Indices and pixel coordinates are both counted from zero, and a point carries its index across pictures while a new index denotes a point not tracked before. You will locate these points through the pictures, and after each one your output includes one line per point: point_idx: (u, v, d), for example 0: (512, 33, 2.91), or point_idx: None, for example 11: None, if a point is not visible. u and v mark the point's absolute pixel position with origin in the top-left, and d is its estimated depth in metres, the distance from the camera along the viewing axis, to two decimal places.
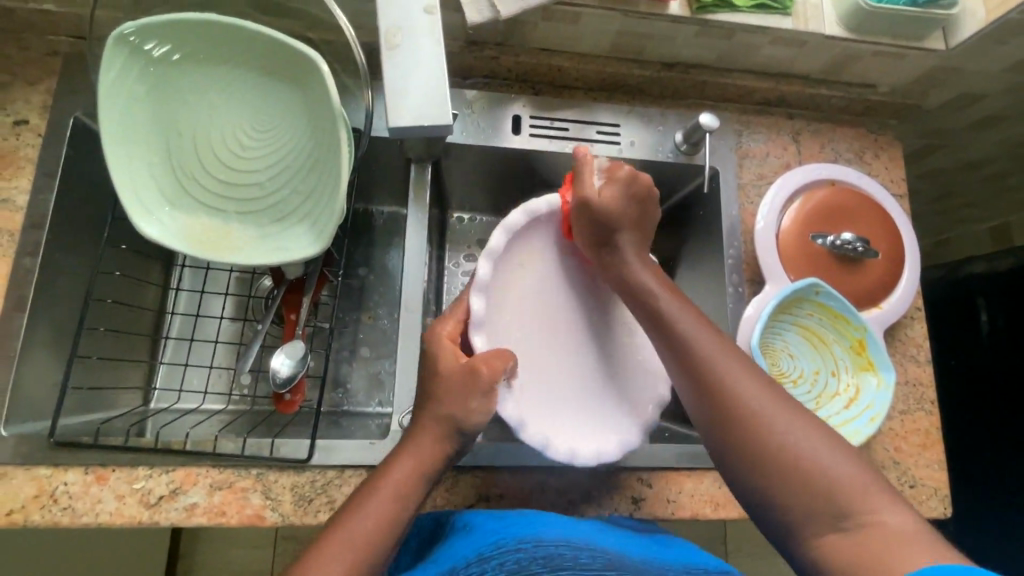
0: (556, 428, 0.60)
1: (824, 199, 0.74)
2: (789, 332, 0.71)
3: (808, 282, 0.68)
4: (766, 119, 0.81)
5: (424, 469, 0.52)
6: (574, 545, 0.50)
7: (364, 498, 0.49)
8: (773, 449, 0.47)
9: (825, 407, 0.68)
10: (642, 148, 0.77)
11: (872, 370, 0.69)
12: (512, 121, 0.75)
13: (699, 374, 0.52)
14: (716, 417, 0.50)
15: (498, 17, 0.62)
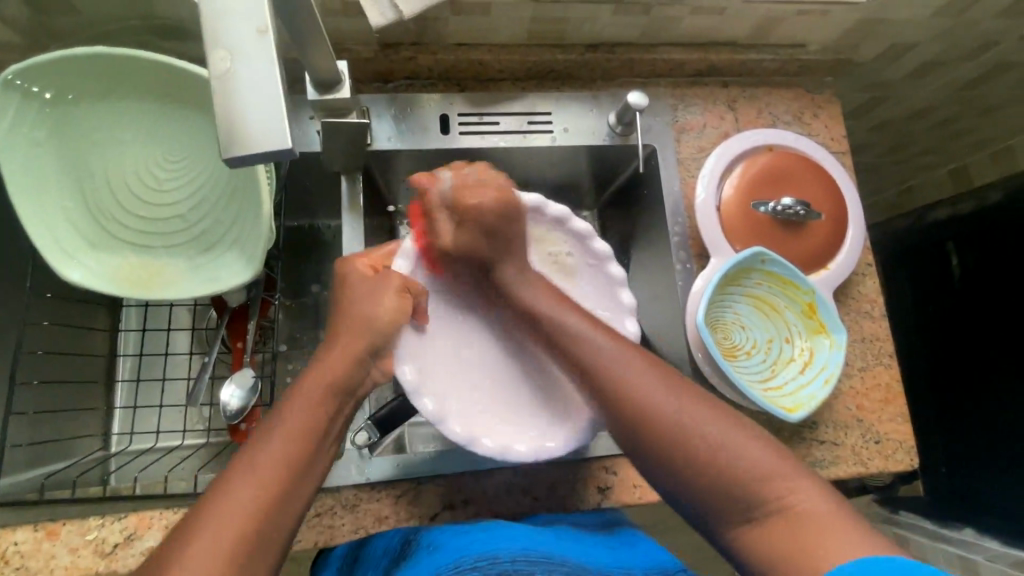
0: (485, 425, 0.59)
1: (763, 166, 0.74)
2: (740, 304, 0.71)
3: (753, 252, 0.67)
4: (701, 90, 0.80)
5: (325, 390, 0.50)
6: (532, 559, 0.50)
7: (262, 436, 0.46)
8: (683, 449, 0.48)
9: (780, 374, 0.68)
10: (576, 134, 0.76)
11: (825, 332, 0.69)
12: (440, 121, 0.73)
13: (604, 384, 0.52)
14: (631, 428, 0.51)
15: (402, 17, 0.60)
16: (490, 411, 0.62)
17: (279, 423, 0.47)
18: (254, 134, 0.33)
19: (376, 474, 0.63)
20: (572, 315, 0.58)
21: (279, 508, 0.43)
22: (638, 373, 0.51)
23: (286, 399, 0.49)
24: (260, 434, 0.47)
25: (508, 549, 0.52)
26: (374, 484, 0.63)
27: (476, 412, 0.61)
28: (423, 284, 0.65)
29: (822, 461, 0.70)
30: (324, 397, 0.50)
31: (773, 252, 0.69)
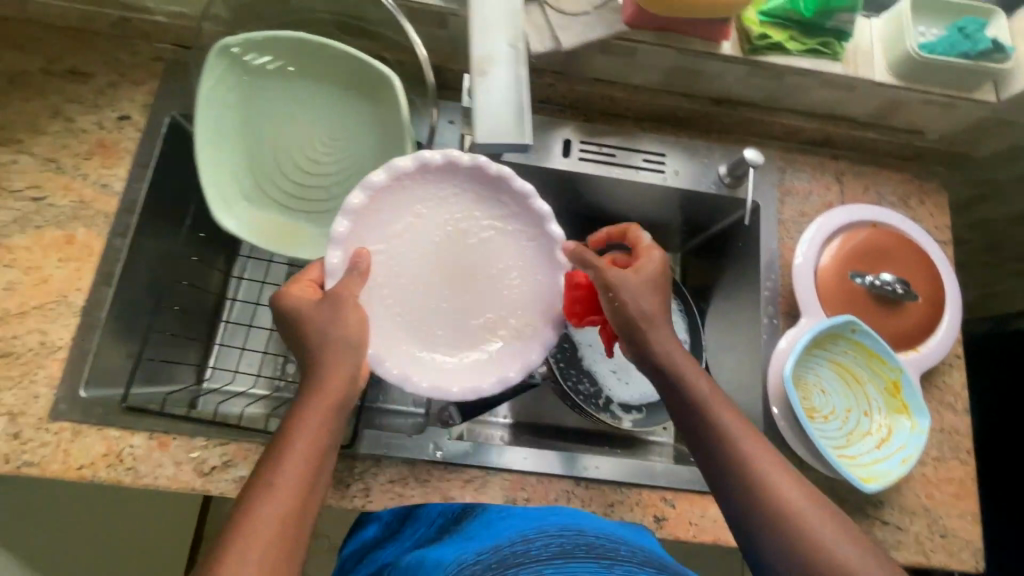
0: (457, 373, 0.60)
1: (865, 239, 0.76)
2: (823, 371, 0.71)
3: (845, 320, 0.69)
4: (811, 158, 0.83)
5: (334, 413, 0.52)
6: (607, 537, 0.54)
7: (274, 465, 0.49)
8: (787, 524, 0.51)
9: (855, 445, 0.68)
10: (685, 178, 0.80)
11: (906, 413, 0.69)
12: (562, 144, 0.79)
13: (728, 475, 0.55)
14: (745, 513, 0.53)
15: (559, 48, 0.66)
16: (446, 347, 0.62)
17: (289, 445, 0.50)
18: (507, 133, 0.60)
19: (451, 456, 0.67)
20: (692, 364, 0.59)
21: (302, 518, 0.48)
22: (765, 465, 0.54)
23: (287, 423, 0.51)
24: (272, 456, 0.49)
25: (586, 527, 0.55)
26: (447, 465, 0.67)
27: (433, 354, 0.61)
28: (376, 223, 0.60)
29: (883, 542, 0.70)
30: (327, 420, 0.52)
31: (863, 323, 0.71)
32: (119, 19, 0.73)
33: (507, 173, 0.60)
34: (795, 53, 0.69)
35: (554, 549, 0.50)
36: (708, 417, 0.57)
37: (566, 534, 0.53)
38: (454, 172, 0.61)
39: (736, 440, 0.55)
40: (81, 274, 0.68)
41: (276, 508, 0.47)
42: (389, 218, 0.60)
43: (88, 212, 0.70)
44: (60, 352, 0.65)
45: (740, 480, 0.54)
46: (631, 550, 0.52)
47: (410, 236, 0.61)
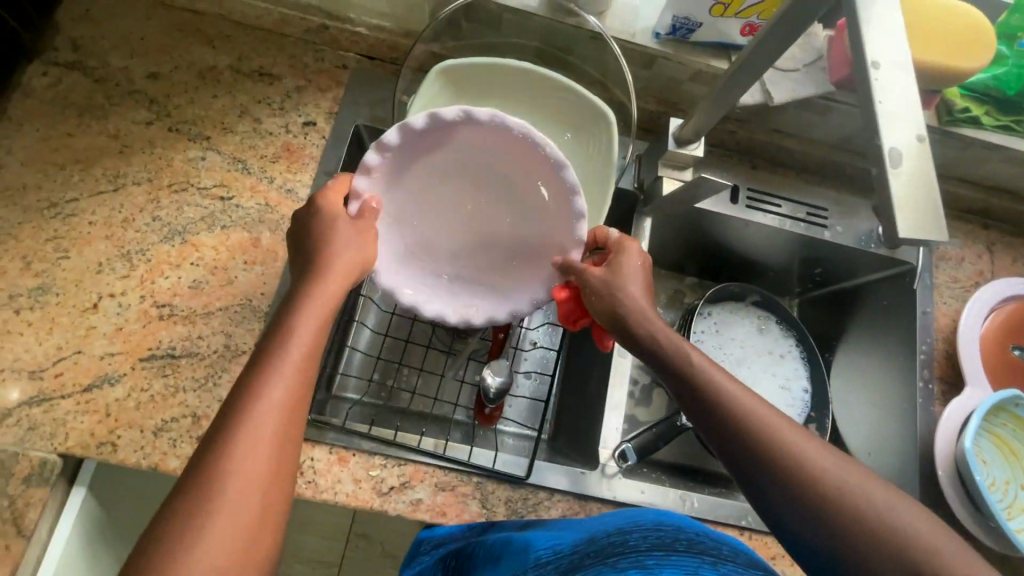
0: (418, 287, 0.62)
1: (1021, 313, 0.77)
2: (983, 443, 0.72)
3: (1013, 394, 0.70)
4: (964, 226, 0.84)
5: (330, 303, 0.48)
6: (713, 536, 0.46)
7: (267, 355, 0.43)
8: (822, 503, 0.42)
9: (1017, 518, 0.69)
10: (845, 235, 0.81)
11: None
12: (731, 190, 0.79)
13: (745, 460, 0.46)
14: (765, 495, 0.44)
15: (768, 102, 0.69)
16: (412, 261, 0.63)
17: (277, 355, 0.43)
18: (925, 226, 0.39)
19: (622, 494, 0.68)
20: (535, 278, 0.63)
21: (299, 412, 0.42)
22: (790, 441, 0.45)
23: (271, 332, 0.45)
24: (264, 347, 0.44)
25: (679, 518, 0.49)
26: (615, 504, 0.68)
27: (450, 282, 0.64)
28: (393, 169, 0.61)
29: None
30: (325, 325, 0.47)
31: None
32: (317, 25, 0.74)
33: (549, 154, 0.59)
34: (986, 128, 0.70)
35: (646, 541, 0.44)
36: (713, 388, 0.49)
37: (664, 526, 0.46)
38: (447, 152, 0.62)
39: (747, 411, 0.47)
40: (265, 278, 0.67)
41: (280, 394, 0.41)
42: (409, 173, 0.62)
43: (273, 216, 0.69)
44: (244, 356, 0.65)
45: (764, 466, 0.45)
46: (736, 551, 0.45)
47: (394, 173, 0.61)
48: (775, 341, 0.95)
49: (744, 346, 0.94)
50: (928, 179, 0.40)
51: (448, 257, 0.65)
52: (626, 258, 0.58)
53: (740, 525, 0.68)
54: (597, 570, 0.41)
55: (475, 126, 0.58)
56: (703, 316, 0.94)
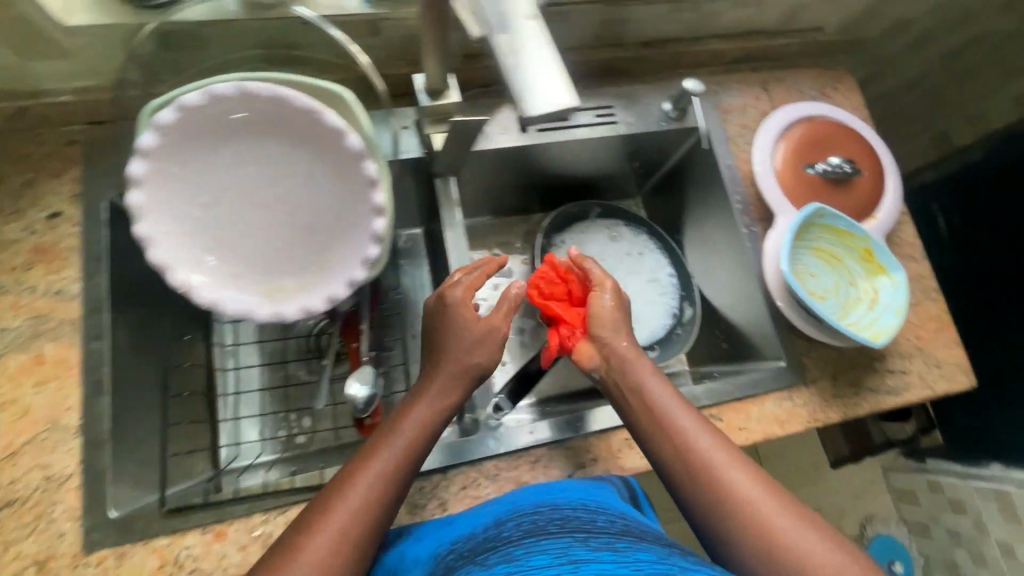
0: (248, 293, 0.64)
1: (806, 133, 0.83)
2: (806, 260, 0.78)
3: (811, 208, 0.75)
4: (737, 75, 0.89)
5: (418, 434, 0.59)
6: (589, 509, 0.55)
7: (368, 458, 0.56)
8: (738, 508, 0.57)
9: (852, 312, 0.77)
10: (637, 124, 0.84)
11: (884, 272, 0.77)
12: (518, 122, 0.81)
13: (667, 446, 0.62)
14: (675, 470, 0.61)
15: None
16: (231, 269, 0.64)
17: (358, 475, 0.55)
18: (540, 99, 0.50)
19: (511, 445, 0.68)
20: (353, 239, 0.66)
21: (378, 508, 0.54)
22: (700, 438, 0.61)
23: (359, 456, 0.57)
24: (375, 443, 0.58)
25: (561, 498, 0.56)
26: (513, 453, 0.68)
27: (276, 274, 0.66)
28: (165, 185, 0.60)
29: (895, 388, 0.79)
30: (406, 451, 0.57)
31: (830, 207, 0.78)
32: (15, 110, 0.67)
33: (306, 107, 0.60)
34: None
35: (521, 527, 0.50)
36: (652, 396, 0.65)
37: (540, 511, 0.53)
38: (213, 148, 0.61)
39: (696, 433, 0.62)
40: (64, 392, 0.61)
41: (358, 499, 0.53)
42: (183, 184, 0.61)
43: (49, 324, 0.63)
44: (72, 480, 0.59)
45: (699, 475, 0.60)
46: (612, 522, 0.52)
47: (168, 191, 0.60)
48: (630, 243, 0.99)
49: (605, 258, 0.97)
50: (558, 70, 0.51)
51: (263, 254, 0.65)
52: (601, 297, 0.72)
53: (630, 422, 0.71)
54: (467, 570, 0.45)
55: (224, 108, 0.59)
56: (558, 245, 0.96)
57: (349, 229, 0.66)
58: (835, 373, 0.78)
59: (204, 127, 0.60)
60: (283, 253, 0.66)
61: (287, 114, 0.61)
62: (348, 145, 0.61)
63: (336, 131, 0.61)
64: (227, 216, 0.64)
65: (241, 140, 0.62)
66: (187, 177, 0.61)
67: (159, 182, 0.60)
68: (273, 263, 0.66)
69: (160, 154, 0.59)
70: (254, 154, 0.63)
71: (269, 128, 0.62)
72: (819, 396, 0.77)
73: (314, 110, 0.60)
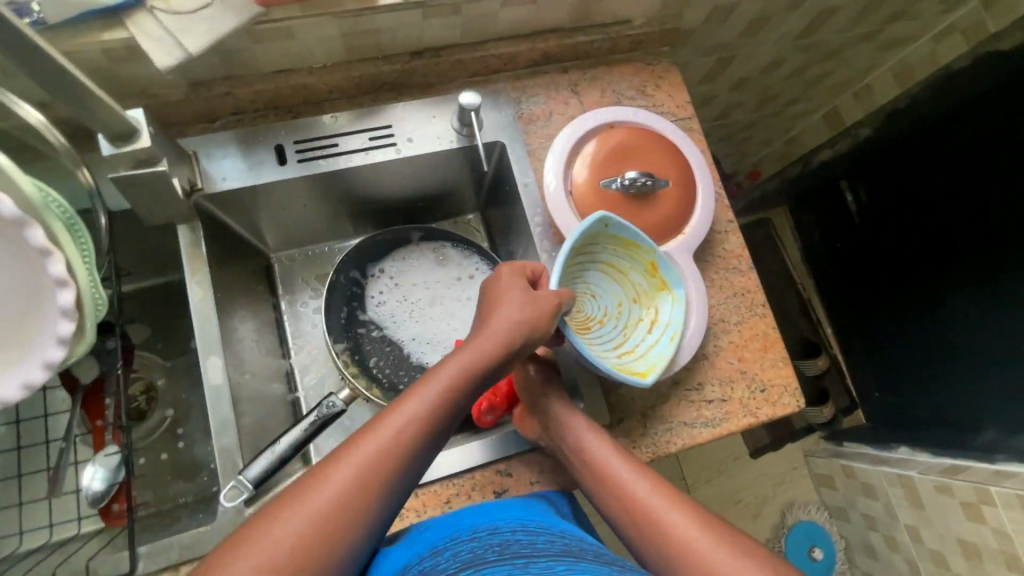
0: None
1: (607, 143, 0.75)
2: (582, 277, 0.69)
3: (598, 217, 0.64)
4: (541, 79, 0.80)
5: (421, 420, 0.52)
6: (528, 531, 0.54)
7: (348, 462, 0.48)
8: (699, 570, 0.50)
9: (632, 337, 0.69)
10: (420, 143, 0.75)
11: (667, 288, 0.70)
12: (274, 152, 0.71)
13: (593, 480, 0.60)
14: (609, 501, 0.59)
15: (191, 56, 0.57)
16: None
17: (336, 476, 0.47)
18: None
19: None
20: (48, 312, 0.56)
21: (334, 523, 0.46)
22: (617, 470, 0.59)
23: (315, 466, 0.49)
24: (333, 458, 0.49)
25: (501, 521, 0.56)
26: None
27: None
28: None
29: (713, 419, 0.72)
30: (384, 447, 0.49)
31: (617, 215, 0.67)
32: None
33: None
34: None
35: (462, 558, 0.49)
36: (598, 460, 0.60)
37: (479, 538, 0.53)
38: None
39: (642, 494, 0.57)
40: None
41: (304, 518, 0.45)
42: None
43: None
44: None
45: (658, 536, 0.54)
46: (550, 542, 0.52)
47: None
48: (459, 266, 0.91)
49: (429, 286, 0.89)
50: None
51: None
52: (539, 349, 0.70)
53: (402, 490, 0.64)
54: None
55: None
56: (375, 276, 0.88)
57: (36, 304, 0.56)
58: (644, 409, 0.71)
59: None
60: None
61: None
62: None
63: None
64: None
65: None
66: None
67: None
68: None
69: None
70: None
71: None
72: (625, 437, 0.70)
73: None
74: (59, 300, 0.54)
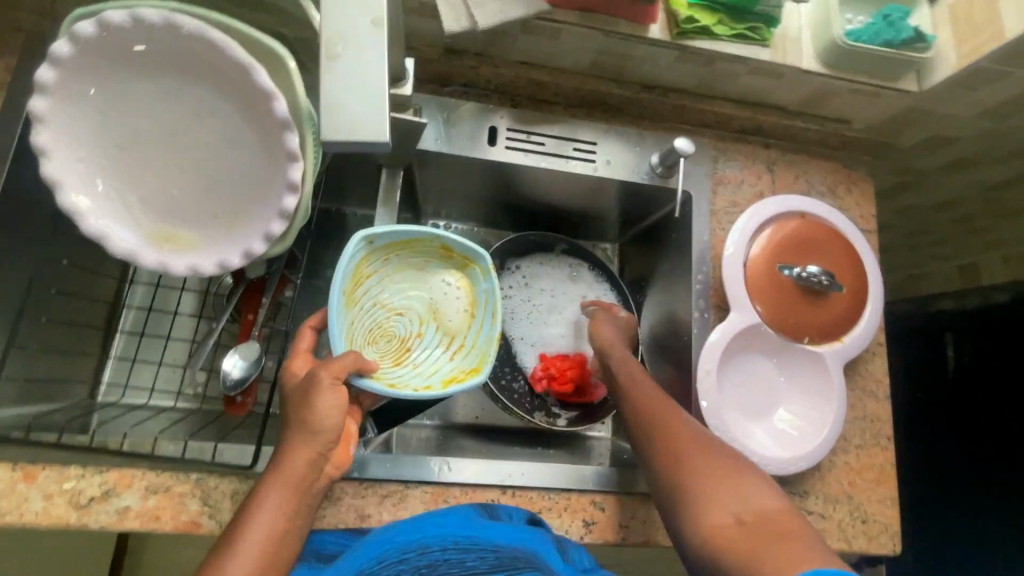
0: (139, 237, 0.59)
1: (795, 231, 0.75)
2: (386, 289, 0.69)
3: (356, 238, 0.62)
4: (744, 147, 0.81)
5: (292, 490, 0.51)
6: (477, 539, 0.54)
7: (221, 566, 0.45)
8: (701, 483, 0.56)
9: (481, 323, 0.69)
10: (617, 168, 0.77)
11: (469, 265, 0.70)
12: (488, 132, 0.74)
13: (672, 456, 0.60)
14: (640, 430, 0.64)
15: (475, 28, 0.60)
16: (125, 209, 0.59)
17: (236, 547, 0.47)
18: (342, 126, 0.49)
19: (364, 472, 0.63)
20: (265, 210, 0.60)
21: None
22: (661, 405, 0.65)
23: (245, 507, 0.50)
24: (218, 557, 0.46)
25: (446, 543, 0.54)
26: (363, 480, 0.63)
27: (175, 224, 0.61)
28: (70, 103, 0.55)
29: None
30: (284, 496, 0.50)
31: (376, 230, 0.63)
32: None
33: (241, 60, 0.54)
34: (723, 38, 0.66)
35: None
36: (633, 385, 0.69)
37: (416, 558, 0.51)
38: (126, 77, 0.56)
39: (656, 414, 0.64)
40: None
41: None
42: (88, 107, 0.56)
43: None
44: None
45: (664, 453, 0.60)
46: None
47: (70, 110, 0.55)
48: (588, 288, 0.90)
49: (555, 296, 0.89)
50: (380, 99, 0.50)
51: (162, 201, 0.60)
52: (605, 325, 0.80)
53: (502, 485, 0.66)
54: None
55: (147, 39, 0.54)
56: (509, 270, 0.88)
57: (263, 197, 0.60)
58: None
59: (133, 55, 0.56)
60: (185, 205, 0.61)
61: (216, 63, 0.56)
62: (274, 111, 0.56)
63: (266, 93, 0.56)
64: (132, 150, 0.58)
65: (162, 77, 0.57)
66: (90, 102, 0.56)
67: (69, 98, 0.55)
68: (172, 215, 0.60)
69: (69, 68, 0.54)
70: (171, 93, 0.58)
71: (195, 74, 0.57)
72: None
73: (243, 65, 0.54)
74: (280, 203, 0.59)
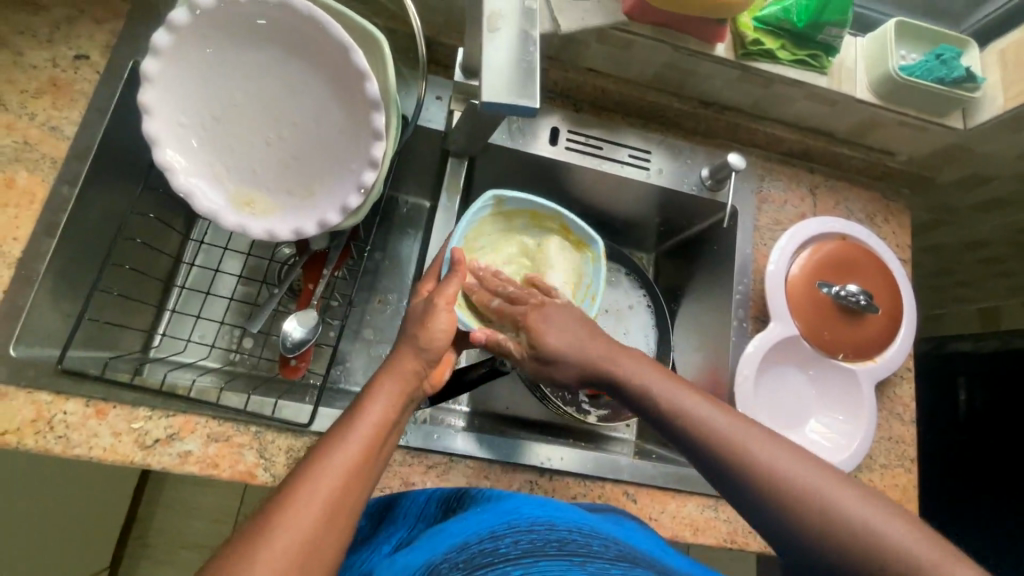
0: (222, 197, 0.62)
1: (835, 251, 0.78)
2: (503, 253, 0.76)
3: (488, 196, 0.71)
4: (788, 169, 0.85)
5: (403, 390, 0.55)
6: (585, 532, 0.51)
7: (338, 443, 0.47)
8: (797, 504, 0.46)
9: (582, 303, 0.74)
10: (668, 177, 0.80)
11: (585, 249, 0.75)
12: (549, 132, 0.78)
13: (716, 446, 0.51)
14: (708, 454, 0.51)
15: (557, 30, 0.65)
16: (212, 170, 0.62)
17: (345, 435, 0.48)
18: (500, 89, 0.48)
19: (412, 442, 0.65)
20: (342, 183, 0.63)
21: (361, 485, 0.47)
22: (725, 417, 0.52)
23: (358, 400, 0.53)
24: (337, 433, 0.49)
25: (562, 517, 0.53)
26: (410, 450, 0.66)
27: (256, 190, 0.64)
28: (176, 65, 0.59)
29: None
30: (393, 398, 0.54)
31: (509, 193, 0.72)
32: None
33: (342, 40, 0.58)
34: (784, 62, 0.70)
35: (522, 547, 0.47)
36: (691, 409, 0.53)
37: (537, 530, 0.50)
38: (231, 48, 0.60)
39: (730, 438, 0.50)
40: (19, 222, 0.60)
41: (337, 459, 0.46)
42: (192, 71, 0.60)
43: (31, 155, 0.63)
44: None
45: (750, 481, 0.48)
46: (606, 546, 0.49)
47: (176, 72, 0.59)
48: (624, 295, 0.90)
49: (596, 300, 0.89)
50: (529, 66, 0.50)
51: (248, 167, 0.64)
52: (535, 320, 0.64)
53: (542, 467, 0.68)
54: None
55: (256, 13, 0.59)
56: None
57: (342, 170, 0.64)
58: None
59: (241, 28, 0.60)
60: (268, 172, 0.64)
61: (317, 41, 0.60)
62: (366, 91, 0.60)
63: (360, 73, 0.59)
64: (227, 117, 0.62)
65: (264, 51, 0.61)
66: (194, 66, 0.60)
67: (176, 61, 0.59)
68: (255, 181, 0.64)
69: (182, 32, 0.58)
70: (271, 67, 0.62)
71: (295, 51, 0.61)
72: (746, 519, 0.71)
73: (342, 45, 0.58)
74: (359, 178, 0.62)
